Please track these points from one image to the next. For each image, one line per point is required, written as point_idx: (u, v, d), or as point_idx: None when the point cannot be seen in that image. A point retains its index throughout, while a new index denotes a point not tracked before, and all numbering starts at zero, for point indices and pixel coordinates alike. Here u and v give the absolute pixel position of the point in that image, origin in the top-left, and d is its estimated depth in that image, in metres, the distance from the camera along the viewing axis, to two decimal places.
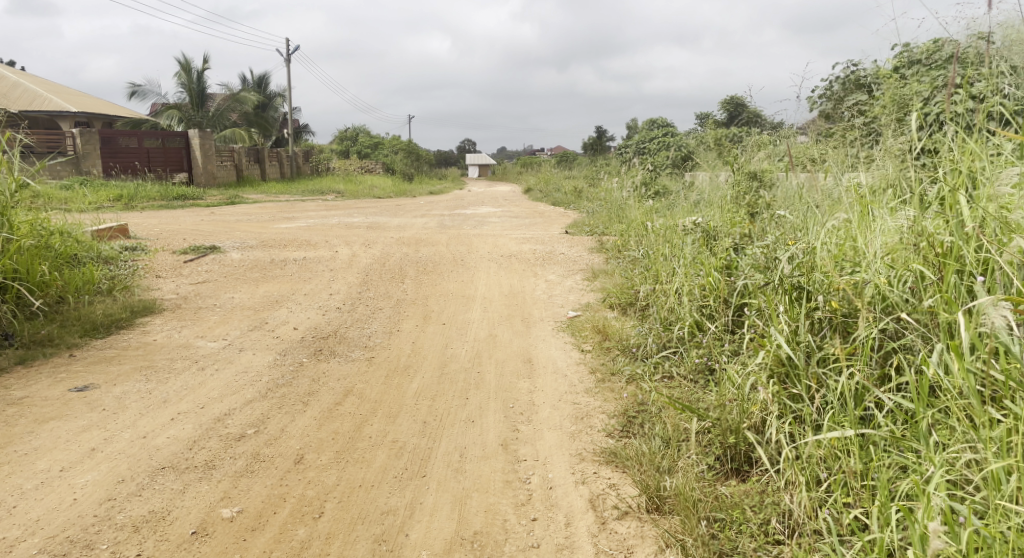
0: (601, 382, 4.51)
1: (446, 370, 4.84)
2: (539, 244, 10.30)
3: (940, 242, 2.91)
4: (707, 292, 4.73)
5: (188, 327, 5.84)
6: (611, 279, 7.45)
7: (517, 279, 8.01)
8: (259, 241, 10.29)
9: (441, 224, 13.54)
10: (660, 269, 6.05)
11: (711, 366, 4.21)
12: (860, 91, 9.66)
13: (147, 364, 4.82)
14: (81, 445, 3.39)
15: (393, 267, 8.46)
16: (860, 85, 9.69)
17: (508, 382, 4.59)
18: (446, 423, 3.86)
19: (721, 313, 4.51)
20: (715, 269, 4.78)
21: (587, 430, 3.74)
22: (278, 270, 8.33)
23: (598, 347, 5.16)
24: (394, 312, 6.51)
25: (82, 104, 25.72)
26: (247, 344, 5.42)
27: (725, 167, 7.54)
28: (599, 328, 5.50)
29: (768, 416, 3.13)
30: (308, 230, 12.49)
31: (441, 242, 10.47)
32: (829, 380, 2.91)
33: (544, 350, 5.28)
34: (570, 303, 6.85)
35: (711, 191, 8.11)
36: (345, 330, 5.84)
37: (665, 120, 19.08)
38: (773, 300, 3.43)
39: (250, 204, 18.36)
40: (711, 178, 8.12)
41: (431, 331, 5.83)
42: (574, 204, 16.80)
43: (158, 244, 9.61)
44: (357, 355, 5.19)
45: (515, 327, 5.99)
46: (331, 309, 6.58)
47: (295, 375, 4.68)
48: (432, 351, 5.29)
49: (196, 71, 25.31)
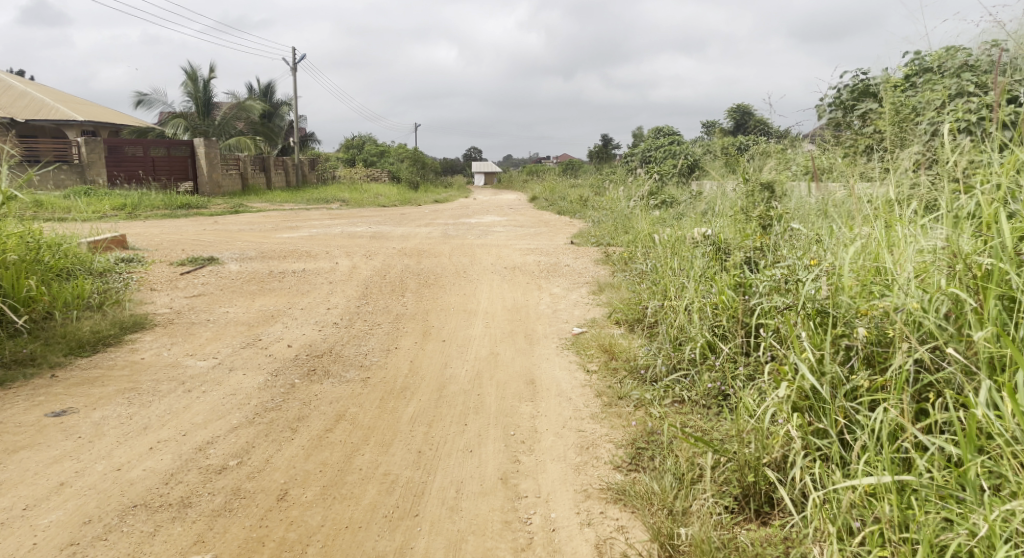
0: (607, 406, 4.27)
1: (444, 392, 4.60)
2: (544, 255, 10.06)
3: (978, 265, 2.74)
4: (720, 311, 4.48)
5: (178, 344, 5.62)
6: (618, 293, 7.21)
7: (521, 292, 7.78)
8: (259, 252, 10.09)
9: (444, 234, 13.32)
10: (669, 284, 5.80)
11: (726, 392, 3.97)
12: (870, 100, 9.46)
13: (132, 386, 4.60)
14: (49, 479, 3.23)
15: (394, 280, 8.24)
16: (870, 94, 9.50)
17: (510, 405, 4.35)
18: (443, 453, 3.63)
19: (736, 333, 4.26)
20: (728, 287, 4.54)
21: (593, 462, 3.51)
22: (276, 282, 8.11)
23: (604, 368, 4.91)
24: (392, 327, 6.28)
25: (87, 113, 25.65)
26: (239, 363, 5.19)
27: (736, 178, 7.31)
28: (605, 347, 5.25)
29: (790, 453, 2.90)
30: (310, 240, 12.27)
31: (444, 253, 10.25)
32: (859, 416, 2.69)
33: (547, 370, 5.03)
34: (576, 319, 6.61)
35: (719, 201, 7.87)
36: (341, 348, 5.61)
37: (671, 128, 18.88)
38: (794, 324, 3.19)
39: (254, 213, 18.19)
40: (720, 189, 7.89)
41: (430, 349, 5.58)
42: (580, 213, 16.58)
43: (156, 255, 9.41)
44: (351, 375, 4.95)
45: (517, 344, 5.75)
46: (328, 325, 6.36)
47: (285, 398, 4.44)
48: (430, 371, 5.05)
49: (202, 81, 25.26)
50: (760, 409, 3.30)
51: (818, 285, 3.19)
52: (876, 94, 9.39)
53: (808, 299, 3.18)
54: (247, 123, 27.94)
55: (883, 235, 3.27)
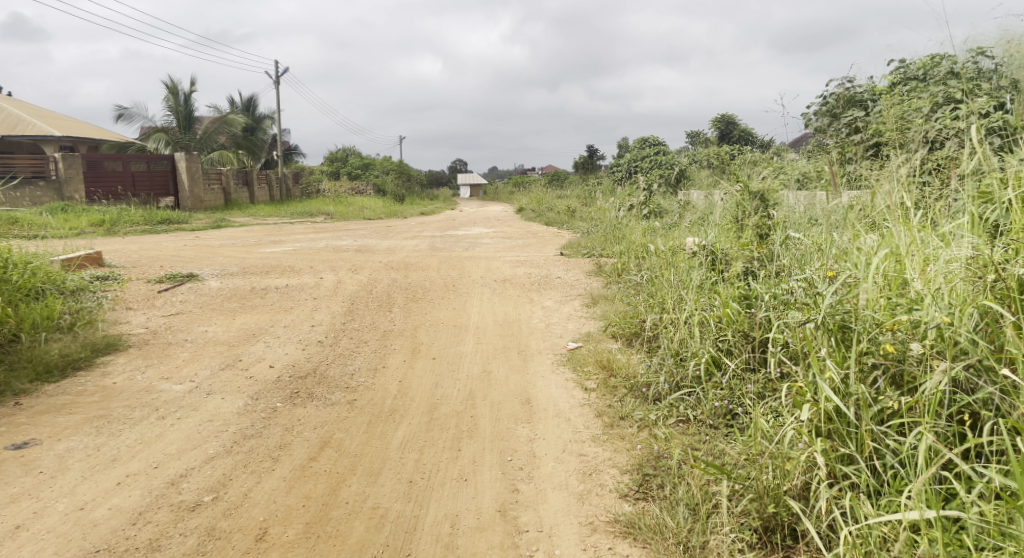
0: (609, 428, 4.04)
1: (435, 414, 4.34)
2: (534, 266, 9.84)
3: (1014, 278, 2.56)
4: (723, 325, 4.27)
5: (153, 367, 5.33)
6: (611, 305, 7.01)
7: (512, 305, 7.55)
8: (240, 267, 9.80)
9: (432, 246, 13.08)
10: (666, 297, 5.59)
11: (737, 410, 3.75)
12: (858, 107, 9.38)
13: (101, 414, 4.30)
14: (4, 521, 3.01)
15: (381, 295, 7.98)
16: (858, 102, 9.43)
17: (505, 428, 4.10)
18: (436, 484, 3.39)
19: (743, 349, 4.05)
20: (732, 300, 4.35)
21: (597, 490, 3.27)
22: (258, 299, 7.82)
23: (603, 385, 4.68)
24: (380, 344, 6.02)
25: (66, 128, 25.21)
26: (217, 386, 4.90)
27: (729, 187, 7.14)
28: (604, 363, 5.02)
29: (813, 480, 2.70)
30: (293, 255, 11.98)
31: (432, 266, 10.00)
32: (890, 442, 2.49)
33: (543, 388, 4.79)
34: (570, 333, 6.37)
35: (711, 209, 7.71)
36: (326, 368, 5.34)
37: (657, 138, 18.79)
38: (813, 341, 2.96)
39: (236, 228, 17.86)
40: (713, 197, 7.72)
41: (419, 368, 5.33)
42: (568, 224, 16.40)
43: (133, 272, 9.10)
44: (337, 398, 4.68)
45: (511, 361, 5.51)
46: (312, 343, 6.09)
47: (266, 424, 4.17)
48: (420, 392, 4.79)
49: (183, 95, 24.92)
50: (777, 431, 3.09)
51: (837, 299, 2.96)
52: (864, 101, 9.31)
53: (827, 314, 2.95)
54: (229, 137, 27.61)
55: (902, 242, 3.07)
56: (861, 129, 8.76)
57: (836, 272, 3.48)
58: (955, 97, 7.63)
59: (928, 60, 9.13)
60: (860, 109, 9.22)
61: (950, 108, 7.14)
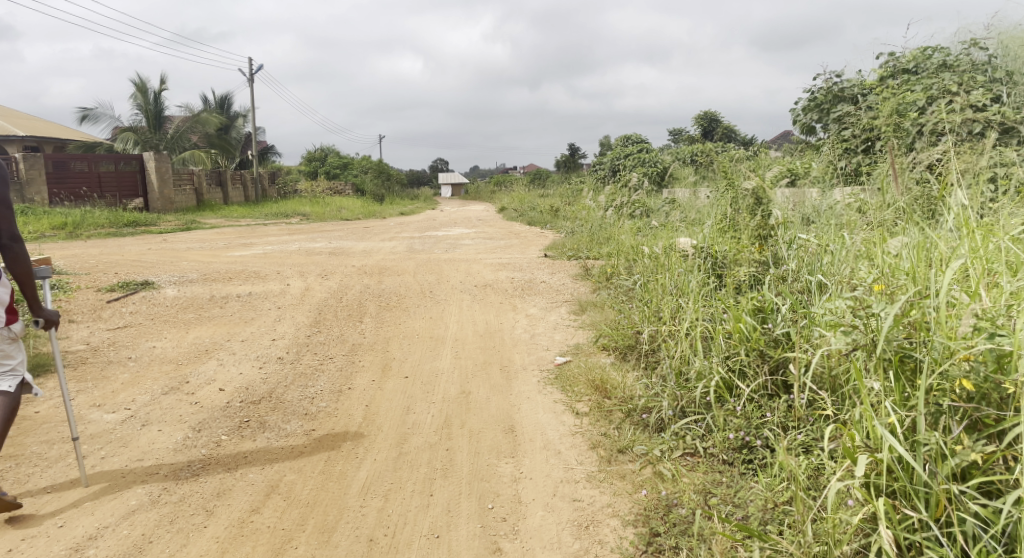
0: (606, 464, 3.48)
1: (404, 448, 3.76)
2: (517, 270, 9.27)
3: None
4: (734, 341, 3.70)
5: (86, 392, 4.70)
6: (601, 313, 6.47)
7: (493, 313, 6.98)
8: (201, 274, 9.11)
9: (410, 249, 12.45)
10: (666, 306, 5.04)
11: (757, 444, 3.22)
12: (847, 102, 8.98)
13: (12, 452, 3.69)
14: None
15: (351, 303, 7.37)
16: (846, 97, 9.05)
17: (485, 465, 3.53)
18: (401, 544, 2.89)
19: (759, 371, 3.49)
20: (746, 314, 3.77)
21: (596, 550, 2.82)
22: (216, 309, 7.17)
23: (596, 409, 4.13)
24: (347, 361, 5.43)
25: (30, 127, 24.21)
26: (155, 416, 4.27)
27: (721, 184, 6.62)
28: (596, 383, 4.47)
29: (868, 547, 2.19)
30: (263, 259, 11.30)
31: (408, 270, 9.39)
32: (971, 503, 1.99)
33: (528, 414, 4.22)
34: (558, 345, 5.80)
35: (699, 209, 7.20)
36: (283, 391, 4.74)
37: (641, 136, 18.30)
38: (867, 373, 2.43)
39: (206, 230, 17.10)
40: (704, 196, 7.22)
41: (389, 390, 4.74)
42: (551, 224, 15.87)
43: (83, 280, 8.39)
44: (293, 428, 4.08)
45: (493, 380, 4.93)
46: (270, 361, 5.47)
47: (205, 464, 3.57)
48: (388, 420, 4.20)
49: (153, 93, 24.02)
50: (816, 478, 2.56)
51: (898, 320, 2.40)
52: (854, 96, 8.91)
53: (888, 340, 2.41)
54: (201, 136, 26.78)
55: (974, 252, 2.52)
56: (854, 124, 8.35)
57: (884, 286, 2.91)
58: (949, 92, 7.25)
59: (917, 53, 8.76)
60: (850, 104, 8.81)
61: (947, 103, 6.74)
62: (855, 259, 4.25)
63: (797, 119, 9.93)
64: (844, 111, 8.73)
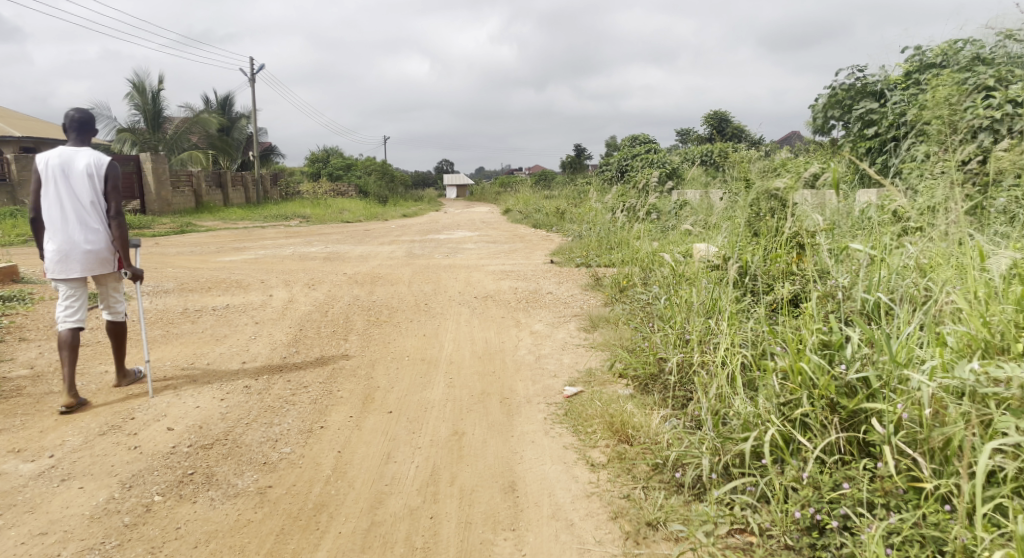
0: (637, 549, 2.75)
1: (377, 516, 3.05)
2: (520, 279, 8.50)
3: None
4: (793, 384, 2.90)
5: (8, 433, 3.93)
6: (615, 331, 5.73)
7: (494, 330, 6.22)
8: (178, 283, 8.35)
9: (409, 253, 11.72)
10: (697, 329, 4.26)
11: (833, 527, 2.47)
12: (870, 99, 8.15)
13: None
14: None
15: (337, 318, 6.63)
16: (868, 94, 8.17)
17: (477, 545, 2.83)
18: None
19: (829, 426, 2.72)
20: (809, 350, 2.97)
21: None
22: (187, 325, 6.43)
23: (617, 462, 3.38)
24: (323, 391, 4.67)
25: (27, 127, 23.51)
26: (81, 467, 3.50)
27: (734, 187, 5.87)
28: (615, 425, 3.70)
29: None
30: (251, 265, 10.56)
31: (402, 279, 8.65)
32: None
33: (531, 465, 3.46)
34: (567, 371, 5.02)
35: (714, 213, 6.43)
36: (242, 431, 3.97)
37: (649, 136, 17.59)
38: None
39: (200, 233, 16.37)
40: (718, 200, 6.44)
41: (370, 429, 4.00)
42: (557, 228, 15.11)
43: (48, 289, 7.63)
44: (245, 485, 3.34)
45: (490, 416, 4.16)
46: (237, 390, 4.70)
47: (122, 542, 2.90)
48: (363, 473, 3.45)
49: (151, 93, 23.31)
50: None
51: None
52: (877, 92, 8.12)
53: None
54: (200, 137, 26.15)
55: None
56: (884, 123, 7.52)
57: None
58: (986, 86, 6.49)
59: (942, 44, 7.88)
60: (873, 100, 8.04)
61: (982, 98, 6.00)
62: (935, 288, 3.51)
63: (815, 119, 9.15)
64: (867, 108, 7.92)
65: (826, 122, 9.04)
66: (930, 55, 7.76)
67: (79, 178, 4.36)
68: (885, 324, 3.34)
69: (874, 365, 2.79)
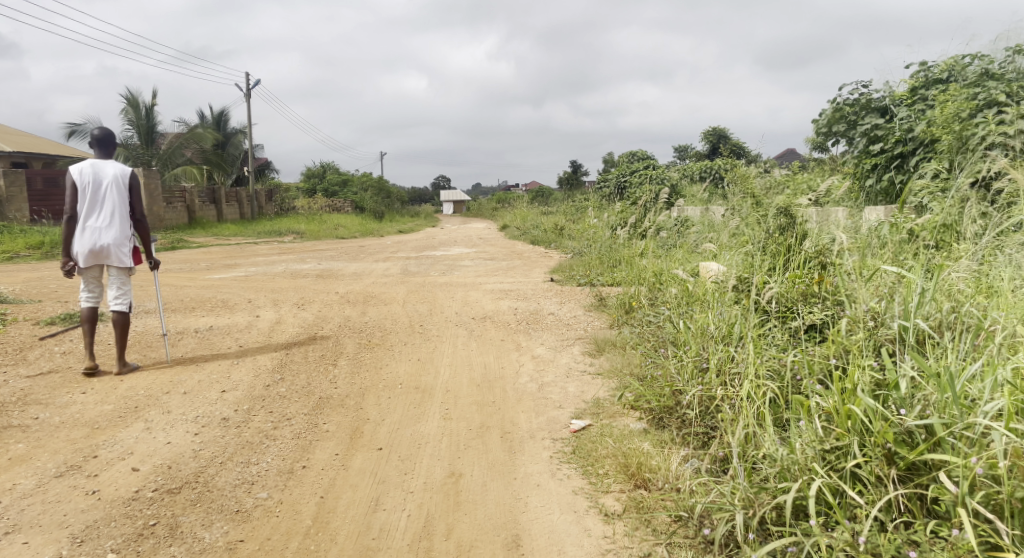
0: None
1: None
2: (520, 299, 8.11)
3: None
4: (841, 429, 2.55)
5: None
6: (621, 356, 5.35)
7: (492, 354, 5.83)
8: (161, 303, 7.93)
9: (404, 271, 11.33)
10: (716, 358, 3.87)
11: None
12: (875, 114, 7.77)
13: None
14: None
15: (326, 340, 6.23)
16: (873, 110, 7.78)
17: None
18: None
19: (886, 481, 2.37)
20: (857, 390, 2.60)
21: None
22: (166, 349, 6.01)
23: (636, 512, 3.00)
24: (307, 425, 4.26)
25: (19, 141, 23.14)
26: (29, 517, 3.12)
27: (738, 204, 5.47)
28: (631, 468, 3.31)
29: None
30: (241, 283, 10.15)
31: (396, 298, 8.25)
32: None
33: (539, 514, 3.09)
34: (572, 402, 4.61)
35: (720, 230, 6.04)
36: (214, 472, 3.57)
37: (648, 153, 17.32)
38: None
39: (192, 250, 15.95)
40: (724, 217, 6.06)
41: (357, 469, 3.62)
42: (556, 244, 14.76)
43: (21, 308, 7.20)
44: (214, 540, 2.97)
45: (491, 454, 3.77)
46: (213, 423, 4.29)
47: None
48: (347, 523, 3.08)
49: (144, 108, 23.01)
50: None
51: None
52: (882, 108, 7.77)
53: None
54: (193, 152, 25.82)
55: None
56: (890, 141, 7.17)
57: None
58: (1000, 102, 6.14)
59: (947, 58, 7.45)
60: (878, 116, 7.69)
61: (996, 111, 5.64)
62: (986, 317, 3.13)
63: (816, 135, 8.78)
64: (872, 123, 7.55)
65: (828, 138, 8.68)
66: (936, 69, 7.38)
67: (114, 189, 4.62)
68: (936, 358, 2.96)
69: (937, 410, 2.43)
